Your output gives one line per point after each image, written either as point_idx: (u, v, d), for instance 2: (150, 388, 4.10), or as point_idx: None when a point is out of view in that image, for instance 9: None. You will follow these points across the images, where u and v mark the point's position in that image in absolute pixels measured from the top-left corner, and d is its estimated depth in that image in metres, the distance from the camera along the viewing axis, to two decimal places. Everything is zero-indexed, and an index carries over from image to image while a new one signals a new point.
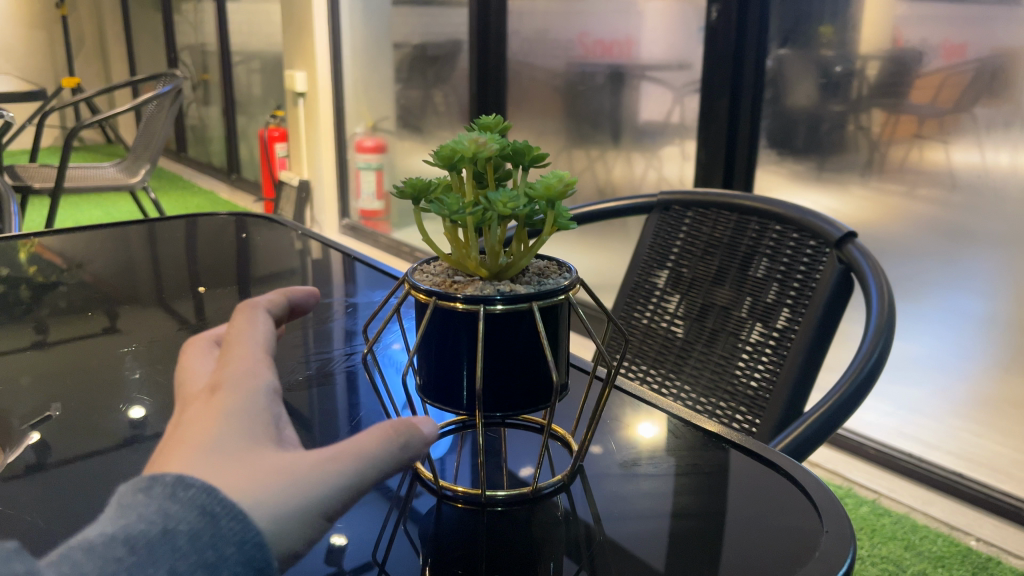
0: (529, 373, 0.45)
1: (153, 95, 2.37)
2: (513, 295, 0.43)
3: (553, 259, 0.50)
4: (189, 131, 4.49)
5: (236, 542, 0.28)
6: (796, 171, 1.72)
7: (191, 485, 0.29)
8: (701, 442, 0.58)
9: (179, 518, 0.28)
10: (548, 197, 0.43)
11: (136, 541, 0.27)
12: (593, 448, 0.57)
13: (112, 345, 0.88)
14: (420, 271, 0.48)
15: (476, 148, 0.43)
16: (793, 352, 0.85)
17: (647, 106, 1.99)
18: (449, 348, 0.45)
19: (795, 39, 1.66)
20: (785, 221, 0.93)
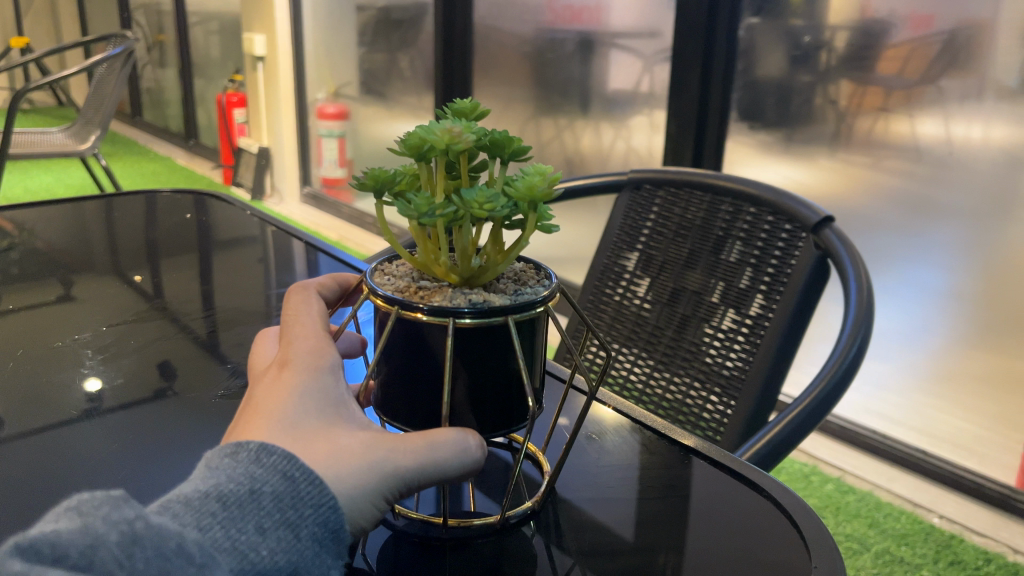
0: (502, 390, 0.43)
1: (103, 56, 2.28)
2: (484, 308, 0.41)
3: (531, 261, 0.48)
4: (145, 94, 4.36)
5: (313, 505, 0.35)
6: (765, 143, 1.72)
7: (274, 453, 0.35)
8: (675, 459, 0.57)
9: (263, 481, 0.34)
10: (529, 197, 0.40)
11: (228, 498, 0.34)
12: (565, 473, 0.55)
13: (67, 313, 0.85)
14: (379, 275, 0.46)
15: (450, 139, 0.40)
16: (766, 340, 0.84)
17: (616, 75, 1.96)
18: (417, 362, 0.42)
19: (766, 7, 1.64)
20: (759, 203, 0.91)
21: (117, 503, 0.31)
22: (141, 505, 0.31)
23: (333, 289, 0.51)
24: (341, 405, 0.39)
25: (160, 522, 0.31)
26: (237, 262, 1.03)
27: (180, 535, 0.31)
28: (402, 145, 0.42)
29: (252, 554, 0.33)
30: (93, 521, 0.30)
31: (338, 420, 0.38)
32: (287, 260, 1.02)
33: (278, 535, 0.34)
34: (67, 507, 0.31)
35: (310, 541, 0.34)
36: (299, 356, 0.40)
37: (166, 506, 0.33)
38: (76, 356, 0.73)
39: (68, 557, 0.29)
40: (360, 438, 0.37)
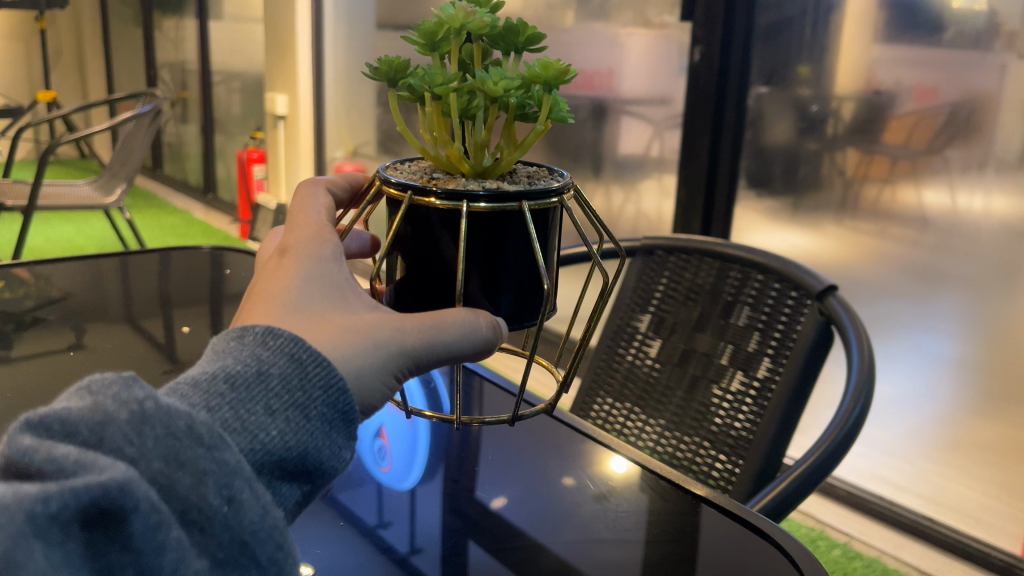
0: (521, 276, 0.48)
1: (131, 114, 2.34)
2: (498, 193, 0.43)
3: (550, 168, 0.51)
4: (165, 149, 4.45)
5: (320, 387, 0.39)
6: (772, 208, 1.75)
7: (280, 336, 0.39)
8: (686, 506, 0.62)
9: (271, 363, 0.38)
10: (544, 77, 0.43)
11: (236, 380, 0.37)
12: (566, 512, 0.65)
13: (120, 352, 0.91)
14: (391, 171, 0.49)
15: (465, 18, 0.42)
16: (772, 404, 0.85)
17: (627, 140, 2.01)
18: (429, 258, 0.47)
19: (774, 78, 1.68)
20: (767, 271, 0.93)
21: (127, 383, 0.34)
22: (149, 387, 0.34)
23: (344, 189, 0.59)
24: (335, 291, 0.44)
25: (168, 403, 0.34)
26: None
27: (189, 415, 0.34)
28: (417, 31, 0.44)
29: (261, 435, 0.37)
30: (103, 399, 0.33)
31: (335, 305, 0.43)
32: None
33: (286, 417, 0.37)
34: (80, 386, 0.35)
35: (320, 422, 0.39)
36: (299, 247, 0.46)
37: (175, 389, 0.37)
38: None
39: (78, 433, 0.32)
40: (365, 319, 0.43)
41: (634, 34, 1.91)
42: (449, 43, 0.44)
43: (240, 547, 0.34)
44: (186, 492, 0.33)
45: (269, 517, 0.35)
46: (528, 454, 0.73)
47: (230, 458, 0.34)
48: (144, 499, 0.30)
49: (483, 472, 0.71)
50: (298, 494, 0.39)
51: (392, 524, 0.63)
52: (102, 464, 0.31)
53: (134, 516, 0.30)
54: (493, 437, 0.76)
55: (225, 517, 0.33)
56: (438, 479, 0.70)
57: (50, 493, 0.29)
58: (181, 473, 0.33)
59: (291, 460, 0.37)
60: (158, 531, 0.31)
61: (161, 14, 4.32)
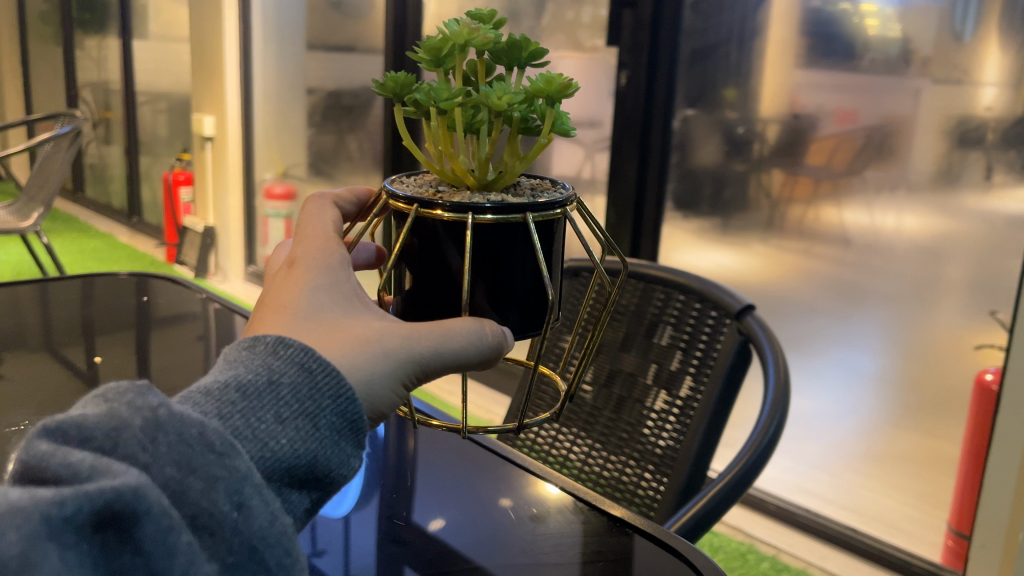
0: (528, 286, 0.49)
1: (49, 136, 2.27)
2: (503, 205, 0.45)
3: (555, 182, 0.53)
4: (86, 171, 4.31)
5: (330, 396, 0.39)
6: (701, 228, 1.79)
7: (291, 346, 0.39)
8: (607, 528, 0.64)
9: (282, 372, 0.38)
10: (547, 92, 0.44)
11: (248, 389, 0.37)
12: (503, 530, 0.65)
13: (32, 382, 0.87)
14: (397, 183, 0.50)
15: (470, 34, 0.43)
16: (695, 421, 0.86)
17: (559, 162, 2.04)
18: (435, 268, 0.48)
19: (701, 100, 1.72)
20: (688, 291, 0.95)
21: (141, 391, 0.35)
22: (163, 395, 0.35)
23: (351, 202, 0.58)
24: (346, 302, 0.44)
25: (181, 410, 0.34)
26: (176, 336, 1.02)
27: (201, 423, 0.34)
28: (422, 47, 0.44)
29: (272, 442, 0.37)
30: (118, 406, 0.33)
31: (346, 315, 0.43)
32: (227, 335, 1.01)
33: (297, 425, 0.38)
34: (97, 394, 0.35)
35: (329, 431, 0.39)
36: (307, 257, 0.46)
37: (189, 397, 0.37)
38: (6, 435, 0.74)
39: (92, 439, 0.32)
40: (376, 326, 0.43)
41: (563, 57, 1.94)
42: (453, 60, 0.44)
43: (249, 551, 0.35)
44: (197, 497, 0.33)
45: (277, 523, 0.36)
46: (465, 477, 0.73)
47: (240, 465, 0.35)
48: (154, 503, 0.31)
49: (418, 499, 0.69)
50: (307, 501, 0.39)
51: (324, 553, 0.62)
52: (116, 469, 0.31)
53: (146, 520, 0.31)
54: (429, 460, 0.75)
55: (234, 523, 0.34)
56: (371, 506, 0.68)
57: (65, 497, 0.30)
58: (193, 479, 0.33)
59: (301, 467, 0.38)
60: (169, 535, 0.31)
61: (83, 32, 4.20)
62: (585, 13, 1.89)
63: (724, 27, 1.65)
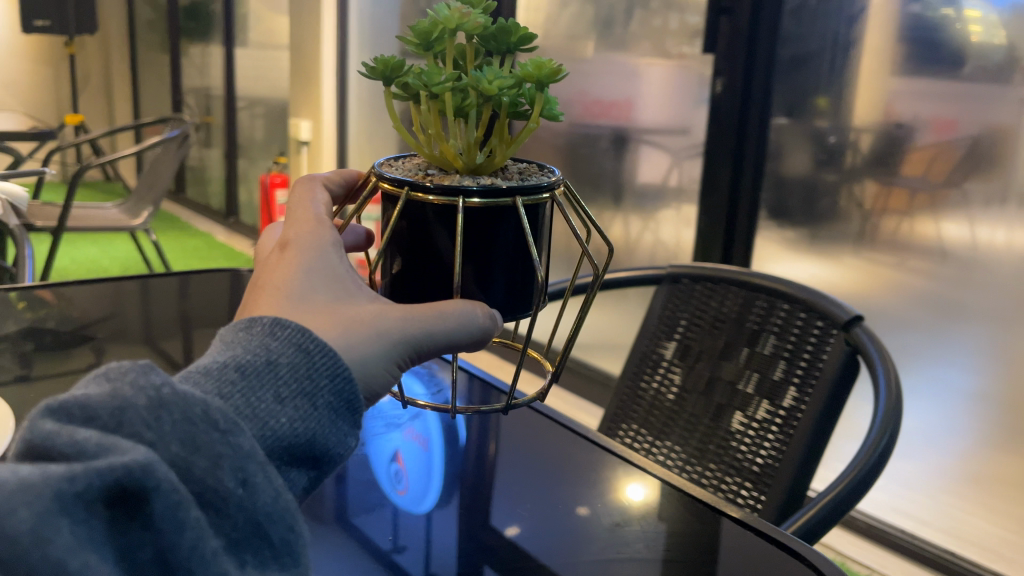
0: (517, 269, 0.50)
1: (158, 139, 2.37)
2: (491, 189, 0.45)
3: (541, 166, 0.53)
4: (186, 173, 4.50)
5: (328, 376, 0.39)
6: (790, 239, 1.75)
7: (287, 327, 0.39)
8: (710, 526, 0.64)
9: (280, 353, 0.39)
10: (536, 77, 0.45)
11: (246, 367, 0.37)
12: (591, 524, 0.66)
13: None
14: (386, 167, 0.51)
15: (461, 19, 0.45)
16: (798, 433, 0.85)
17: (646, 170, 2.05)
18: (424, 251, 0.48)
19: (794, 109, 1.69)
20: (793, 300, 0.93)
21: (144, 371, 0.34)
22: (165, 374, 0.35)
23: (340, 184, 0.59)
24: (338, 284, 0.44)
25: (183, 389, 0.34)
26: None
27: (204, 401, 0.34)
28: (412, 30, 0.46)
29: (272, 421, 0.37)
30: (121, 386, 0.33)
31: (341, 298, 0.44)
32: None
33: (296, 404, 0.38)
34: (99, 374, 0.35)
35: (327, 409, 0.39)
36: (299, 239, 0.47)
37: (189, 375, 0.37)
38: None
39: (97, 417, 0.32)
40: (369, 309, 0.44)
41: (652, 64, 1.96)
42: (442, 43, 0.46)
43: (254, 527, 0.34)
44: (202, 475, 0.33)
45: (281, 500, 0.35)
46: (542, 483, 0.72)
47: (244, 443, 0.34)
48: (163, 479, 0.31)
49: (498, 501, 0.70)
50: (306, 479, 0.39)
51: (406, 548, 0.63)
52: (123, 446, 0.31)
53: (154, 496, 0.31)
54: (509, 462, 0.76)
55: (240, 500, 0.34)
56: (453, 505, 0.69)
57: (75, 473, 0.30)
58: (197, 457, 0.33)
59: (301, 446, 0.38)
60: (178, 510, 0.31)
61: (188, 41, 4.39)
62: (673, 19, 1.88)
63: (820, 35, 1.62)
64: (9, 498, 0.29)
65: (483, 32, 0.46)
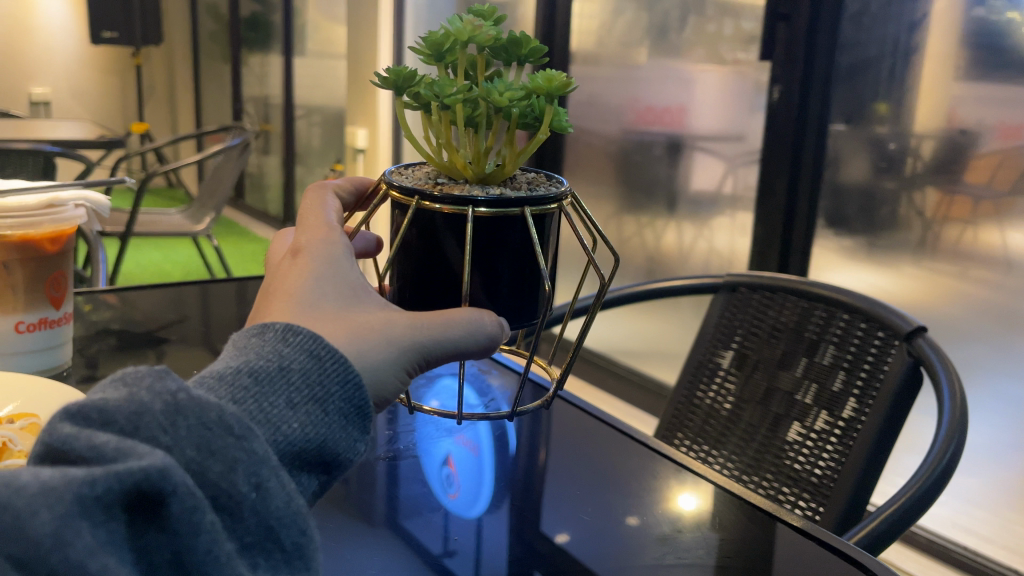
0: (525, 277, 0.50)
1: (221, 147, 2.43)
2: (499, 199, 0.46)
3: (551, 174, 0.54)
4: (246, 180, 4.60)
5: (338, 382, 0.40)
6: (847, 247, 1.72)
7: (299, 333, 0.40)
8: (762, 530, 0.65)
9: (292, 359, 0.39)
10: (547, 90, 0.46)
11: (260, 374, 0.38)
12: (636, 525, 0.66)
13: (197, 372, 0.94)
14: (397, 176, 0.52)
15: (473, 30, 0.45)
16: (857, 444, 0.83)
17: (699, 176, 2.03)
18: (434, 260, 0.49)
19: (852, 116, 1.66)
20: (853, 310, 0.91)
21: (160, 376, 0.35)
22: (181, 380, 0.35)
23: (350, 192, 0.60)
24: (345, 292, 0.45)
25: (199, 395, 0.35)
26: None
27: (219, 407, 0.34)
28: (424, 41, 0.47)
29: (283, 427, 0.37)
30: (139, 391, 0.34)
31: (350, 305, 0.44)
32: None
33: (306, 410, 0.38)
34: (116, 379, 0.35)
35: (338, 415, 0.40)
36: (312, 248, 0.47)
37: (203, 381, 0.38)
38: None
39: (114, 422, 0.33)
40: (380, 315, 0.44)
41: (706, 70, 1.95)
42: (454, 53, 0.47)
43: (267, 532, 0.35)
44: (216, 479, 0.33)
45: (293, 505, 0.36)
46: (590, 490, 0.72)
47: (258, 448, 0.35)
48: (180, 484, 0.31)
49: (548, 506, 0.69)
50: (316, 484, 0.40)
51: (454, 553, 0.62)
52: (141, 451, 0.31)
53: (171, 499, 0.31)
54: (559, 468, 0.76)
55: (253, 503, 0.34)
56: (503, 511, 0.68)
57: (95, 477, 0.30)
58: (212, 461, 0.33)
59: (311, 452, 0.38)
60: (194, 514, 0.31)
61: (249, 51, 4.50)
62: (727, 25, 1.87)
63: (879, 40, 1.60)
64: (29, 502, 0.29)
65: (495, 43, 0.46)
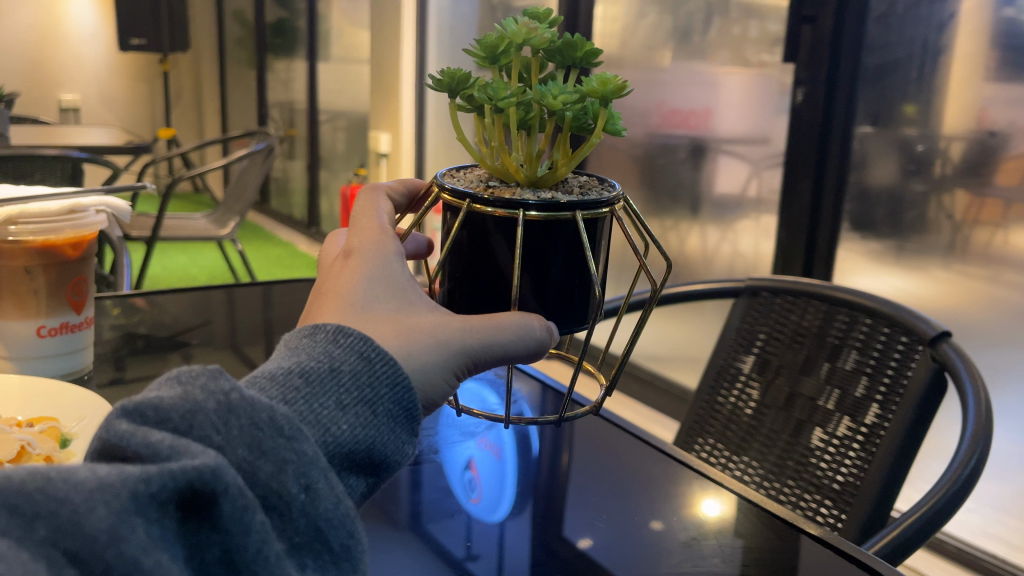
0: (575, 282, 0.49)
1: (246, 152, 2.46)
2: (549, 202, 0.45)
3: (607, 177, 0.53)
4: (271, 185, 4.64)
5: (388, 384, 0.40)
6: (874, 250, 1.70)
7: (350, 335, 0.40)
8: (786, 540, 0.64)
9: (342, 360, 0.39)
10: (601, 93, 0.44)
11: (311, 375, 0.38)
12: (662, 530, 0.66)
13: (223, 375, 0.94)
14: (448, 178, 0.52)
15: (528, 33, 0.44)
16: (880, 450, 0.82)
17: (724, 179, 2.02)
18: (484, 263, 0.49)
19: (880, 117, 1.64)
20: (876, 315, 0.90)
21: (214, 375, 0.35)
22: (234, 380, 0.35)
23: (402, 193, 0.61)
24: (396, 293, 0.45)
25: (251, 395, 0.35)
26: None
27: (270, 407, 0.34)
28: (478, 44, 0.46)
29: (334, 427, 0.37)
30: (192, 390, 0.34)
31: (400, 306, 0.44)
32: None
33: (356, 411, 0.38)
34: (171, 377, 0.36)
35: (386, 417, 0.40)
36: (363, 248, 0.48)
37: (255, 381, 0.38)
38: None
39: (169, 420, 0.33)
40: (428, 318, 0.44)
41: (731, 73, 1.94)
42: (509, 56, 0.47)
43: (315, 533, 0.34)
44: (267, 479, 0.33)
45: (342, 506, 0.36)
46: (618, 498, 0.71)
47: (307, 450, 0.35)
48: (232, 483, 0.31)
49: (571, 512, 0.68)
50: (364, 486, 0.39)
51: (478, 557, 0.62)
52: (194, 450, 0.31)
53: (223, 498, 0.31)
54: (582, 476, 0.75)
55: (302, 505, 0.34)
56: (526, 516, 0.68)
57: (151, 474, 0.29)
58: (263, 461, 0.33)
59: (360, 453, 0.38)
60: (245, 513, 0.31)
61: (274, 56, 4.54)
62: (752, 27, 1.86)
63: (907, 41, 1.57)
64: (85, 498, 0.28)
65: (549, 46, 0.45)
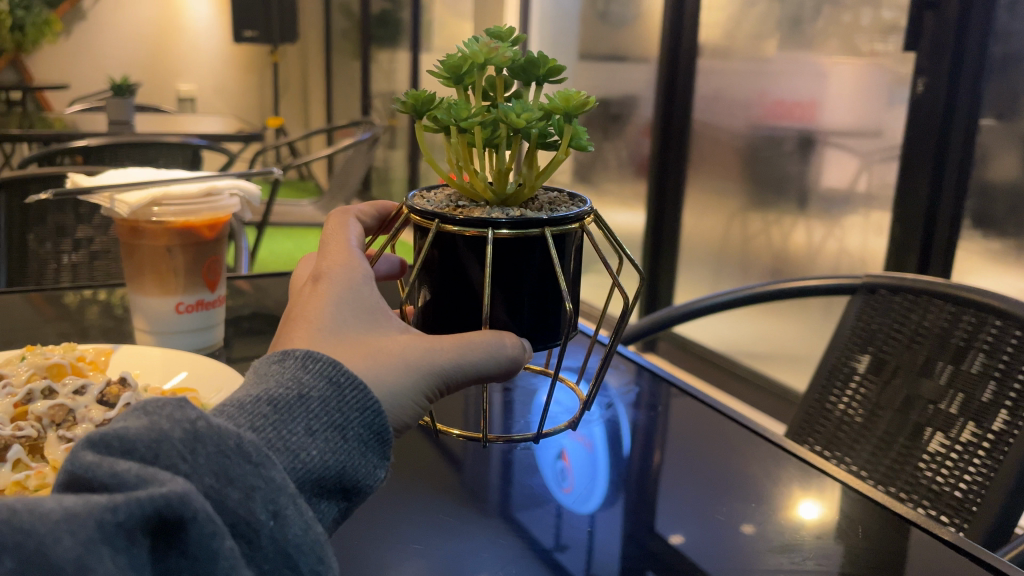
0: (542, 299, 0.50)
1: (351, 141, 2.51)
2: (520, 220, 0.46)
3: (573, 195, 0.54)
4: (372, 173, 4.76)
5: (357, 409, 0.41)
6: (993, 249, 1.61)
7: (319, 360, 0.41)
8: (891, 536, 0.63)
9: (311, 386, 0.40)
10: (564, 110, 0.45)
11: (279, 402, 0.39)
12: (751, 530, 0.64)
13: None
14: (419, 199, 0.52)
15: (489, 53, 0.45)
16: (1008, 459, 0.77)
17: (832, 173, 1.96)
18: (456, 283, 0.49)
19: (1006, 111, 1.55)
20: (1006, 317, 0.85)
21: (179, 406, 0.36)
22: (201, 409, 0.36)
23: (373, 216, 0.64)
24: (364, 317, 0.45)
25: (218, 423, 0.36)
26: None
27: (238, 435, 0.36)
28: (442, 64, 0.47)
29: (303, 454, 0.38)
30: (159, 419, 0.35)
31: (368, 330, 0.45)
32: None
33: (326, 437, 0.39)
34: (136, 408, 0.36)
35: (356, 442, 0.41)
36: (332, 274, 0.48)
37: (224, 410, 0.39)
38: None
39: (135, 450, 0.33)
40: (402, 342, 0.45)
41: (843, 62, 1.88)
42: (473, 76, 0.47)
43: (285, 559, 0.36)
44: (235, 506, 0.34)
45: (311, 532, 0.37)
46: (706, 490, 0.71)
47: (275, 476, 0.36)
48: (200, 510, 0.32)
49: (664, 509, 0.67)
50: (336, 511, 0.41)
51: (567, 547, 0.61)
52: (162, 478, 0.32)
53: (191, 525, 0.32)
54: (675, 470, 0.74)
55: (271, 531, 0.35)
56: (618, 507, 0.68)
57: (117, 503, 0.30)
58: (230, 489, 0.34)
59: (330, 478, 0.39)
60: (214, 540, 0.32)
61: (377, 47, 4.64)
62: (866, 16, 1.79)
63: None
64: (51, 529, 0.30)
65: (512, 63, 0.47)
